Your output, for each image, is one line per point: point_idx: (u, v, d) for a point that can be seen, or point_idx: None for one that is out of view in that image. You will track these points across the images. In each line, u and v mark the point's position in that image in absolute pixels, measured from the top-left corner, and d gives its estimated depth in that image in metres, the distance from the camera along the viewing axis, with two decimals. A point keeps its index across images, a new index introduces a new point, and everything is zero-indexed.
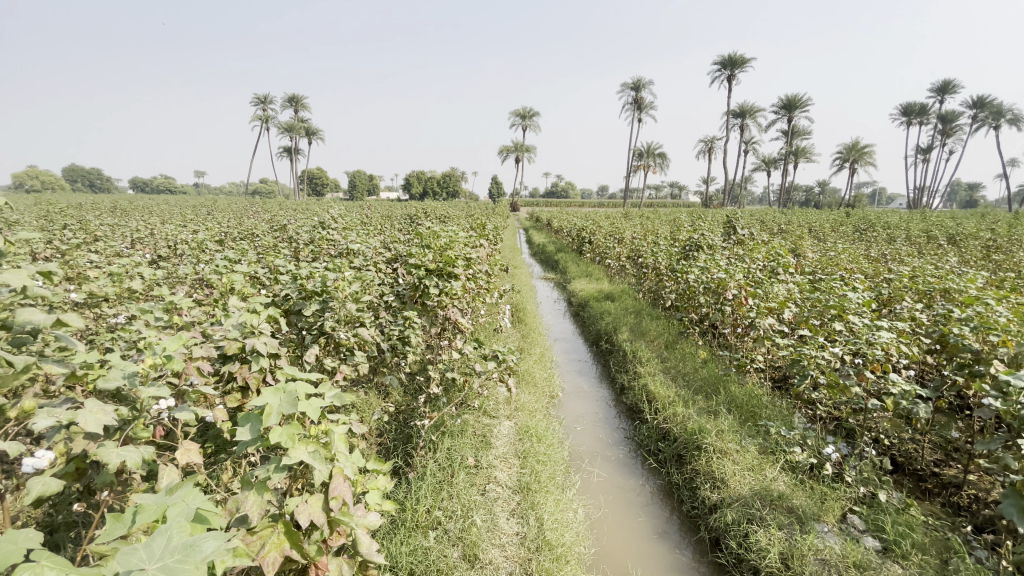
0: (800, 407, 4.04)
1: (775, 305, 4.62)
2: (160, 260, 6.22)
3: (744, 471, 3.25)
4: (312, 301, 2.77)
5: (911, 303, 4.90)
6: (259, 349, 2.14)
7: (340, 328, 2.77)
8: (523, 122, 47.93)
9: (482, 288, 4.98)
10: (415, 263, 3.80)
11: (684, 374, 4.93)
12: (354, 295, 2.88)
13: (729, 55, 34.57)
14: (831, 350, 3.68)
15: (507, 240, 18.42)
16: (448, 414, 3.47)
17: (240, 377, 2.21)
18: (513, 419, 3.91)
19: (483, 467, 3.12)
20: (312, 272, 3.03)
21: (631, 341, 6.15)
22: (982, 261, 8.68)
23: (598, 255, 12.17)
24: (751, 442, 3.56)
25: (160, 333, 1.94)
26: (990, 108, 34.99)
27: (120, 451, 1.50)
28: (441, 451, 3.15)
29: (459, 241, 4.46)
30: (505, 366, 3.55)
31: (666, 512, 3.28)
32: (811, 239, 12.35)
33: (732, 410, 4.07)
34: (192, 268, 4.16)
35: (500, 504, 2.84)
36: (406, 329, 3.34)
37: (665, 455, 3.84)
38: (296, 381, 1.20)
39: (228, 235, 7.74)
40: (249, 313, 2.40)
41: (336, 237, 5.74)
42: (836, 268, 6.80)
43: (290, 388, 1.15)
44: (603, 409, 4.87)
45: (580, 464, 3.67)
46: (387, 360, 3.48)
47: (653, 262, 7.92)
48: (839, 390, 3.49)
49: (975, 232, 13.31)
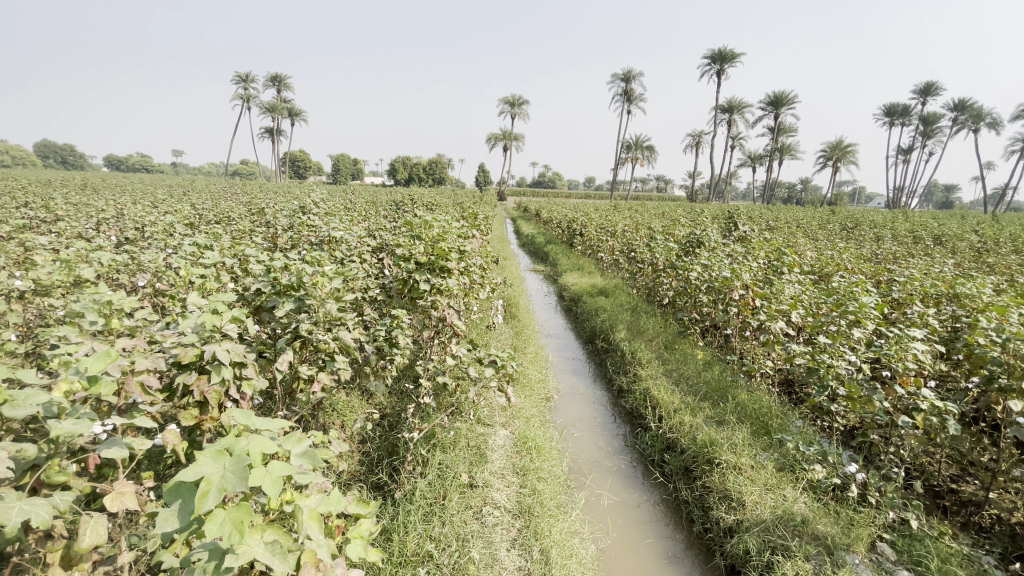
0: (814, 418, 3.79)
1: (786, 308, 4.35)
2: (124, 245, 5.73)
3: (763, 491, 2.98)
4: (286, 298, 2.41)
5: (924, 308, 4.68)
6: (221, 356, 1.87)
7: (318, 330, 2.39)
8: (510, 108, 47.48)
9: (475, 282, 4.64)
10: (403, 255, 3.42)
11: (687, 379, 4.65)
12: (336, 293, 2.52)
13: (720, 50, 34.32)
14: (852, 359, 3.43)
15: (495, 229, 17.96)
16: (439, 425, 3.14)
17: (198, 391, 1.91)
18: (509, 428, 3.59)
19: (477, 487, 2.81)
20: (286, 264, 2.66)
21: (629, 340, 5.86)
22: (975, 263, 8.59)
23: (589, 247, 11.87)
24: (766, 457, 3.29)
25: (94, 342, 1.61)
26: (972, 111, 35.40)
27: (24, 507, 1.13)
28: (432, 468, 2.82)
29: (453, 232, 4.10)
30: (503, 373, 3.22)
31: (676, 533, 3.02)
32: (805, 236, 12.18)
33: (743, 420, 3.81)
34: (155, 255, 3.73)
35: (500, 531, 2.52)
36: (394, 330, 2.99)
37: (672, 468, 3.57)
38: (249, 436, 0.90)
39: (201, 220, 7.25)
40: (208, 314, 2.06)
41: (318, 224, 5.34)
42: (838, 268, 6.58)
43: (238, 452, 0.83)
44: (602, 413, 4.58)
45: (582, 479, 3.37)
46: (372, 364, 3.12)
47: (650, 257, 7.63)
48: (862, 402, 3.23)
49: (960, 233, 13.37)
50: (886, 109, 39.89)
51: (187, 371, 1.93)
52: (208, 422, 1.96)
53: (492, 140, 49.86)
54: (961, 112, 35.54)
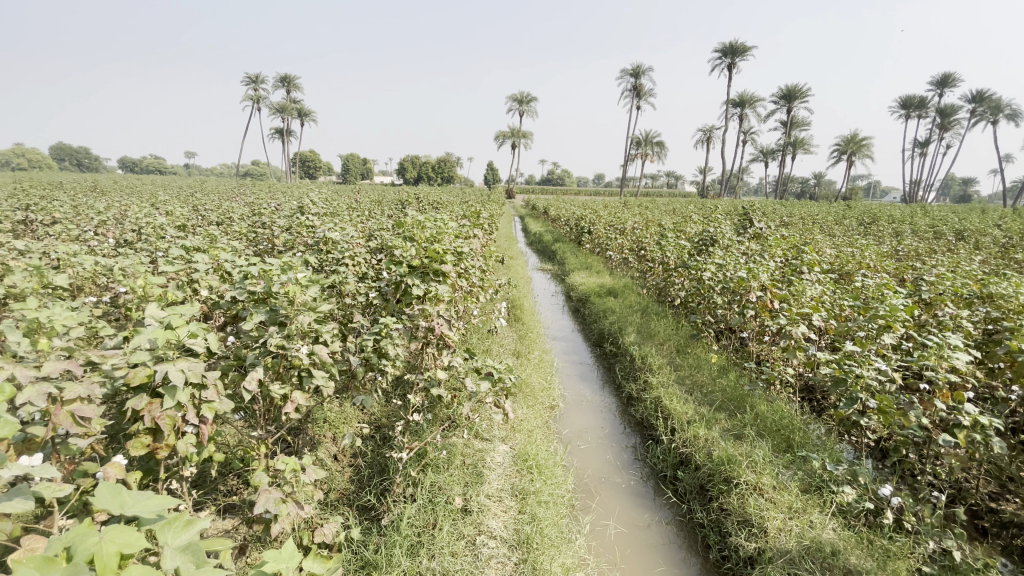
0: (841, 432, 3.50)
1: (808, 310, 4.05)
2: (116, 248, 5.53)
3: (786, 515, 2.71)
4: (257, 310, 2.18)
5: (956, 309, 4.35)
6: (174, 379, 1.66)
7: (292, 345, 2.17)
8: (519, 105, 47.16)
9: (474, 285, 4.40)
10: (395, 259, 3.19)
11: (702, 387, 4.37)
12: (312, 303, 2.30)
13: (732, 44, 33.73)
14: (883, 369, 3.14)
15: (502, 228, 17.68)
16: (432, 443, 2.91)
17: (148, 417, 1.70)
18: (509, 443, 3.35)
19: (472, 513, 2.58)
20: (262, 271, 2.43)
21: (639, 344, 5.58)
22: (1003, 261, 8.16)
23: (598, 245, 11.56)
24: (790, 477, 3.01)
25: (15, 366, 1.39)
26: (991, 102, 34.33)
27: None
28: (422, 491, 2.60)
29: (450, 232, 3.86)
30: (500, 387, 2.99)
31: (691, 557, 2.77)
32: (822, 232, 11.74)
33: (762, 434, 3.52)
34: (136, 260, 3.54)
35: (495, 565, 2.29)
36: (383, 340, 2.76)
37: (686, 486, 3.31)
38: (103, 533, 0.84)
39: (199, 222, 7.05)
40: (163, 330, 1.84)
41: (314, 224, 5.12)
42: (861, 267, 6.23)
43: (72, 564, 0.76)
44: (611, 423, 4.33)
45: (588, 499, 3.13)
46: (360, 377, 2.88)
47: (661, 256, 7.33)
48: (895, 416, 2.94)
49: (984, 228, 12.82)
50: (901, 101, 38.92)
51: (138, 392, 1.73)
52: (163, 450, 1.78)
53: (501, 137, 49.55)
54: (981, 104, 34.56)
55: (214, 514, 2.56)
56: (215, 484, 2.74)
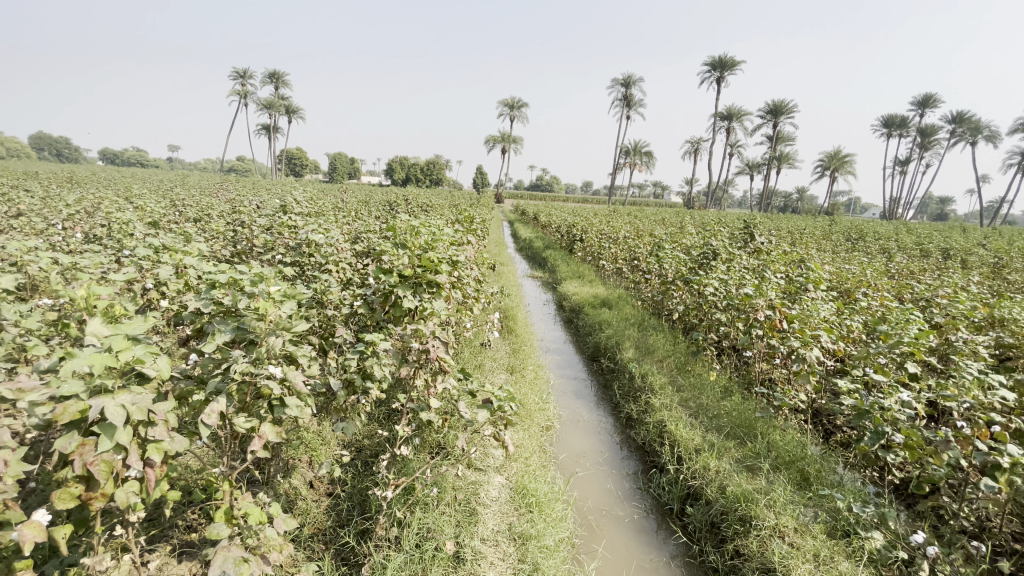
0: (859, 467, 3.26)
1: (821, 332, 3.82)
2: (76, 244, 5.05)
3: (813, 564, 2.44)
4: (223, 329, 1.86)
5: (970, 334, 4.14)
6: (112, 416, 1.35)
7: (263, 372, 1.85)
8: (509, 110, 46.99)
9: (467, 296, 4.09)
10: (384, 268, 2.87)
11: (707, 411, 4.12)
12: (289, 320, 1.98)
13: (722, 56, 33.97)
14: (910, 402, 2.90)
15: (492, 234, 17.36)
16: (422, 477, 2.59)
17: (79, 464, 1.38)
18: (505, 474, 3.05)
19: (465, 560, 2.28)
20: (231, 280, 2.11)
21: (638, 360, 5.33)
22: (996, 281, 8.04)
23: (590, 253, 11.31)
24: (812, 519, 2.75)
25: None
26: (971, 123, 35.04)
27: None
28: (410, 535, 2.30)
29: (444, 238, 3.55)
30: (499, 415, 2.69)
31: None
32: (814, 247, 11.62)
33: (777, 466, 3.27)
34: (93, 259, 3.16)
35: None
36: (370, 360, 2.44)
37: (696, 525, 3.05)
38: None
39: (174, 219, 6.61)
40: (100, 355, 1.52)
41: (297, 224, 4.76)
42: (863, 286, 6.02)
43: None
44: (611, 446, 4.05)
45: (591, 540, 2.84)
46: (341, 402, 2.56)
47: (658, 268, 7.09)
48: (925, 454, 2.70)
49: (970, 246, 12.79)
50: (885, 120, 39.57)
51: (68, 431, 1.40)
52: (97, 501, 1.45)
53: (491, 142, 49.29)
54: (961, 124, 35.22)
55: (168, 556, 2.22)
56: (172, 520, 2.39)
